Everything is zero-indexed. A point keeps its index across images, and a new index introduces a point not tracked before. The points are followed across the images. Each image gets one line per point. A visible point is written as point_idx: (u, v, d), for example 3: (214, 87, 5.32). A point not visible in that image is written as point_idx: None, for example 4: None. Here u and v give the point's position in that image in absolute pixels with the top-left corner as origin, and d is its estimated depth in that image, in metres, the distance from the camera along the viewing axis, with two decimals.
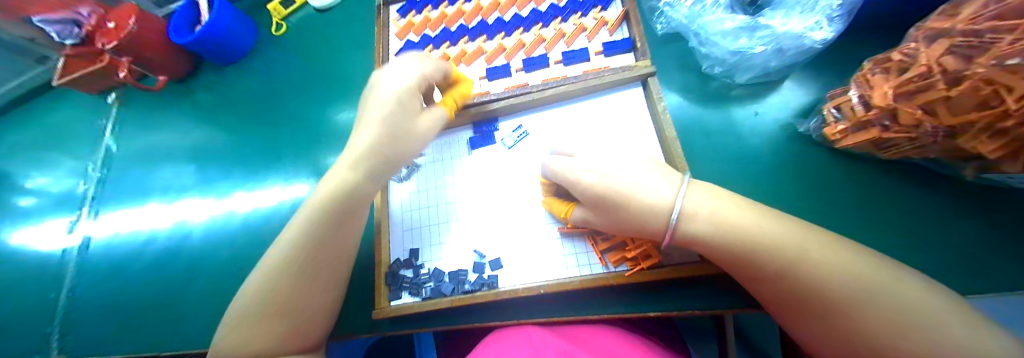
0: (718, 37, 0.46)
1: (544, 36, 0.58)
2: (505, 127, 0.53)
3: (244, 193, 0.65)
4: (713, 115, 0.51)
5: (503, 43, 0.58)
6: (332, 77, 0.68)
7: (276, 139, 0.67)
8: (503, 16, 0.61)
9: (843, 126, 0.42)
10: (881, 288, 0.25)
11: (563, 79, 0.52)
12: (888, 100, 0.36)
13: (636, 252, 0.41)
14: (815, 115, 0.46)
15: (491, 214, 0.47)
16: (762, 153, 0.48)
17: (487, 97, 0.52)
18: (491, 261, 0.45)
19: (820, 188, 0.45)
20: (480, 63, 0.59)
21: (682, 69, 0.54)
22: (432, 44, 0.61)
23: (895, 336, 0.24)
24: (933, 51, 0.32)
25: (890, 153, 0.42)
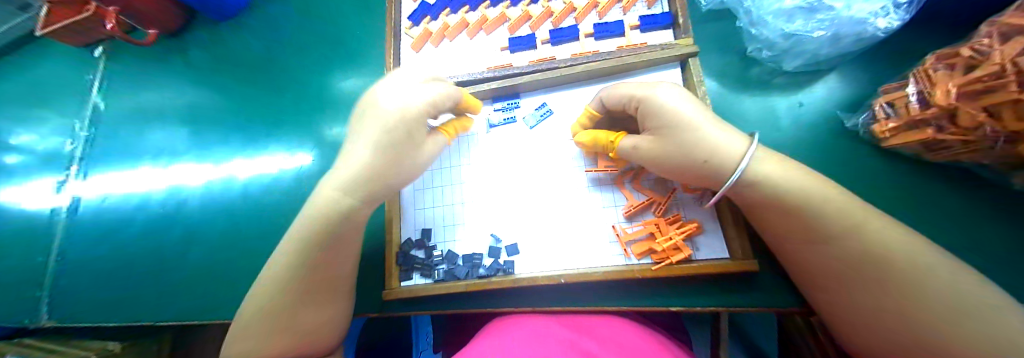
0: (773, 16, 0.41)
1: (574, 6, 0.53)
2: (527, 105, 0.49)
3: (243, 159, 0.64)
4: (751, 103, 0.47)
5: (528, 12, 0.53)
6: (337, 40, 0.64)
7: (278, 105, 0.64)
8: None
9: (893, 124, 0.38)
10: (935, 269, 0.25)
11: (593, 54, 0.49)
12: (949, 99, 0.31)
13: (665, 246, 0.38)
14: (865, 110, 0.42)
15: (509, 197, 0.45)
16: (802, 148, 0.44)
17: (511, 72, 0.49)
18: (507, 246, 0.43)
19: (865, 186, 0.41)
20: (502, 33, 0.55)
21: (721, 50, 0.50)
22: (449, 8, 0.55)
23: (929, 318, 0.24)
24: (1009, 48, 0.27)
25: (941, 156, 0.37)
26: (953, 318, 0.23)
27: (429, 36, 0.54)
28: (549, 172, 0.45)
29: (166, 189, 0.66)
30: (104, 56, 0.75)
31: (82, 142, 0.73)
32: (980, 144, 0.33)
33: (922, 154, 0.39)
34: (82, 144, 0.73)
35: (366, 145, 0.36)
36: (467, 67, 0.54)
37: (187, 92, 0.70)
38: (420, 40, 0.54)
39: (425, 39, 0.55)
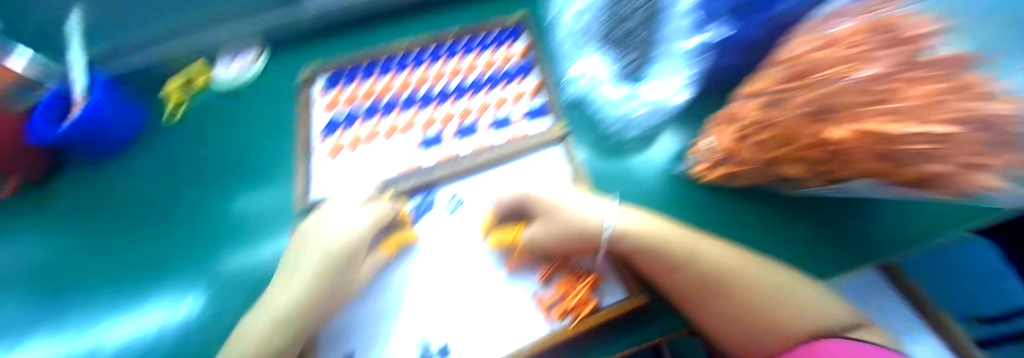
0: (608, 106, 0.54)
1: (471, 106, 0.58)
2: (441, 199, 0.49)
3: (115, 319, 0.56)
4: (614, 167, 0.54)
5: (432, 116, 0.59)
6: (243, 167, 0.66)
7: (185, 242, 0.61)
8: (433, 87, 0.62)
9: (705, 164, 0.48)
10: (759, 273, 0.36)
11: (491, 144, 0.53)
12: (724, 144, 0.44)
13: (575, 302, 0.41)
14: (685, 159, 0.51)
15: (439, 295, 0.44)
16: (656, 198, 0.51)
17: (420, 170, 0.52)
18: (439, 349, 0.41)
19: (723, 214, 0.48)
20: (412, 133, 0.58)
21: (592, 123, 0.56)
22: (363, 120, 0.61)
23: (773, 315, 0.33)
24: (820, 69, 0.33)
25: (742, 182, 0.47)
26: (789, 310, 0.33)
27: (341, 147, 0.59)
28: (466, 258, 0.46)
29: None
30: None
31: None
32: (757, 172, 0.44)
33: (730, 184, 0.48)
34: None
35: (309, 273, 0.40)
36: (377, 174, 0.55)
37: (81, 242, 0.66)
38: (331, 151, 0.58)
39: (341, 150, 0.58)
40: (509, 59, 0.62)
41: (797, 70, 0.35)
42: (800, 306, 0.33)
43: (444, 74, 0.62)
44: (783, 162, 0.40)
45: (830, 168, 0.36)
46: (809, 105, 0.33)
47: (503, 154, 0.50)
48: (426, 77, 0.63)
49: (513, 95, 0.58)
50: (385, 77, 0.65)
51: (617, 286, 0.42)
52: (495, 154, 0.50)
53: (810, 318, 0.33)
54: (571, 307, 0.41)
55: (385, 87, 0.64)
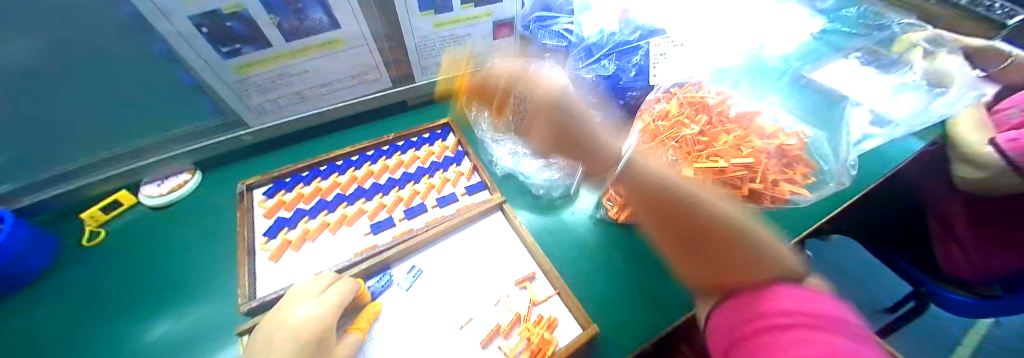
0: (532, 173, 0.66)
1: (418, 189, 0.63)
2: (398, 272, 0.51)
3: None
4: (550, 220, 0.63)
5: (382, 201, 0.60)
6: (155, 283, 0.56)
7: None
8: (379, 179, 0.65)
9: (618, 206, 0.59)
10: (743, 223, 0.38)
11: (440, 218, 0.57)
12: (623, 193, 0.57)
13: (540, 344, 0.43)
14: (601, 206, 0.64)
15: None
16: (590, 239, 0.60)
17: (376, 249, 0.52)
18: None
19: (642, 243, 0.59)
20: (363, 221, 0.58)
21: (520, 192, 0.67)
22: (307, 215, 0.57)
23: (760, 263, 0.34)
24: (672, 125, 0.53)
25: None
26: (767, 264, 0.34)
27: (289, 243, 0.53)
28: (433, 327, 0.45)
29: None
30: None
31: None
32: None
33: (637, 222, 0.60)
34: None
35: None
36: (326, 264, 0.51)
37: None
38: (277, 250, 0.51)
39: (284, 247, 0.52)
40: (445, 148, 0.71)
41: (670, 121, 0.53)
42: (764, 254, 0.35)
43: (389, 167, 0.66)
44: None
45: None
46: (672, 155, 0.50)
47: (450, 226, 0.55)
48: (373, 170, 0.66)
49: (453, 177, 0.65)
50: (330, 174, 0.65)
51: (572, 322, 0.46)
52: (444, 227, 0.55)
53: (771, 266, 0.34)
54: (537, 351, 0.42)
55: (336, 182, 0.63)
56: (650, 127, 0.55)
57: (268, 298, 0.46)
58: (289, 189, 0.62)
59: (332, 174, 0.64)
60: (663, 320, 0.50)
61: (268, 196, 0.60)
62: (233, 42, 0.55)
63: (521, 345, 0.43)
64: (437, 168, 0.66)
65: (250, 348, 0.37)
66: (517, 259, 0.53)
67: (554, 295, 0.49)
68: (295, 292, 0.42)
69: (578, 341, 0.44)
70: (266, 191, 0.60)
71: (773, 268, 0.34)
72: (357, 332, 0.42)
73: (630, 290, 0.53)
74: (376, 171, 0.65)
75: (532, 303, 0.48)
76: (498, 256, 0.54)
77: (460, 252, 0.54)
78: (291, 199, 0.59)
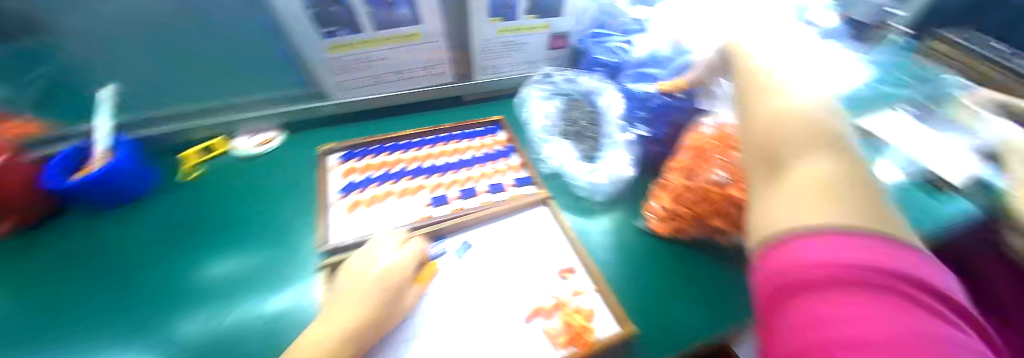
0: (582, 176, 0.69)
1: (472, 175, 0.68)
2: (452, 244, 0.56)
3: None
4: (590, 221, 0.67)
5: (441, 180, 0.66)
6: (247, 214, 0.64)
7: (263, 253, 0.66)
8: (437, 161, 0.70)
9: (656, 218, 0.63)
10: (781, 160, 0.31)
11: (490, 203, 0.62)
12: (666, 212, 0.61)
13: (577, 331, 0.46)
14: (642, 217, 0.66)
15: (465, 333, 0.45)
16: (628, 243, 0.64)
17: (434, 220, 0.57)
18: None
19: (680, 261, 0.61)
20: (423, 194, 0.63)
21: (563, 192, 0.72)
22: (375, 183, 0.63)
23: (851, 203, 0.25)
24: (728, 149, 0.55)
25: (685, 236, 0.62)
26: (837, 199, 0.25)
27: (358, 205, 0.59)
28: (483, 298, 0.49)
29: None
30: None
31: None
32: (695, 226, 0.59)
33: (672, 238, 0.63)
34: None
35: (361, 302, 0.39)
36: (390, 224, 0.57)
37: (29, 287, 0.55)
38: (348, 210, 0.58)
39: (355, 206, 0.59)
40: (497, 142, 0.77)
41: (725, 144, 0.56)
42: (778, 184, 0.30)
43: (446, 152, 0.72)
44: (709, 216, 0.56)
45: (735, 218, 0.54)
46: (720, 176, 0.53)
47: (499, 210, 0.60)
48: (432, 152, 0.71)
49: (503, 169, 0.70)
50: (396, 151, 0.71)
51: (610, 317, 0.49)
52: (494, 210, 0.59)
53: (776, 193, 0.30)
54: (575, 337, 0.46)
55: (400, 159, 0.69)
56: (705, 147, 0.58)
57: (342, 246, 0.52)
58: (360, 157, 0.68)
59: (398, 151, 0.71)
60: (695, 329, 0.52)
61: (343, 161, 0.67)
62: (333, 24, 0.63)
63: (561, 326, 0.47)
64: (490, 159, 0.71)
65: (336, 280, 0.43)
66: (561, 250, 0.57)
67: (593, 290, 0.52)
68: (375, 241, 0.47)
69: (616, 335, 0.46)
70: (341, 156, 0.68)
71: (824, 208, 0.24)
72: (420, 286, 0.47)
73: (661, 294, 0.56)
74: (434, 154, 0.71)
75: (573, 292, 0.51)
76: (543, 246, 0.58)
77: (507, 237, 0.58)
78: (361, 167, 0.66)
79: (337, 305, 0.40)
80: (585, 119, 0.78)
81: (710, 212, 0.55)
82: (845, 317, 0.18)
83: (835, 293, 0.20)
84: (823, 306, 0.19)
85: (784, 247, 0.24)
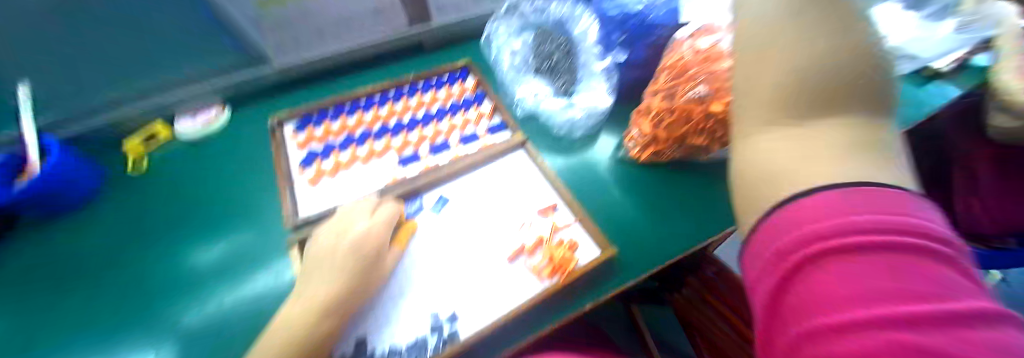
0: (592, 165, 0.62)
1: (441, 129, 0.63)
2: (428, 200, 0.54)
3: None
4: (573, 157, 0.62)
5: (407, 138, 0.61)
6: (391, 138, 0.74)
7: (131, 300, 0.48)
8: (416, 114, 0.65)
9: (637, 149, 0.57)
10: (804, 85, 0.22)
11: (463, 155, 0.58)
12: (649, 129, 0.54)
13: (557, 261, 0.46)
14: None
15: (453, 271, 0.46)
16: None
17: (399, 182, 0.54)
18: (446, 318, 0.42)
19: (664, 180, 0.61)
20: (391, 156, 0.59)
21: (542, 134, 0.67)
22: (339, 149, 0.59)
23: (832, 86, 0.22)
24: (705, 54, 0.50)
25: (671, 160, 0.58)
26: (857, 83, 0.22)
27: (323, 173, 0.56)
28: (469, 247, 0.49)
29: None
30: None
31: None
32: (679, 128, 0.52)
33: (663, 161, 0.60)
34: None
35: (338, 273, 0.40)
36: (363, 186, 0.55)
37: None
38: (313, 177, 0.55)
39: (321, 175, 0.56)
40: (466, 89, 0.69)
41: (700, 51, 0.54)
42: (801, 113, 0.23)
43: (411, 107, 0.66)
44: (689, 136, 0.52)
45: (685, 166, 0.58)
46: (700, 91, 0.49)
47: (476, 160, 0.57)
48: (408, 105, 0.66)
49: (474, 117, 0.64)
50: (355, 116, 0.65)
51: (590, 245, 0.49)
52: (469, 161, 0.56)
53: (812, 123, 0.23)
54: (555, 266, 0.46)
55: (347, 126, 0.63)
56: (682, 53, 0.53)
57: (314, 216, 0.51)
58: (321, 125, 0.64)
59: (358, 112, 0.65)
60: (692, 236, 0.51)
61: (301, 130, 0.62)
62: None
63: (544, 261, 0.47)
64: (457, 108, 0.65)
65: (317, 255, 0.42)
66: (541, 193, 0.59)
67: (574, 223, 0.51)
68: (346, 212, 0.46)
69: (595, 261, 0.47)
70: (298, 126, 0.63)
71: (853, 175, 0.20)
72: (397, 246, 0.46)
73: (649, 211, 0.54)
74: (412, 106, 0.66)
75: (553, 228, 0.50)
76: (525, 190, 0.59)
77: (485, 187, 0.55)
78: (322, 134, 0.62)
79: (320, 281, 0.40)
80: (561, 54, 0.68)
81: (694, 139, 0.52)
82: (868, 294, 0.15)
83: (870, 249, 0.16)
84: (829, 276, 0.17)
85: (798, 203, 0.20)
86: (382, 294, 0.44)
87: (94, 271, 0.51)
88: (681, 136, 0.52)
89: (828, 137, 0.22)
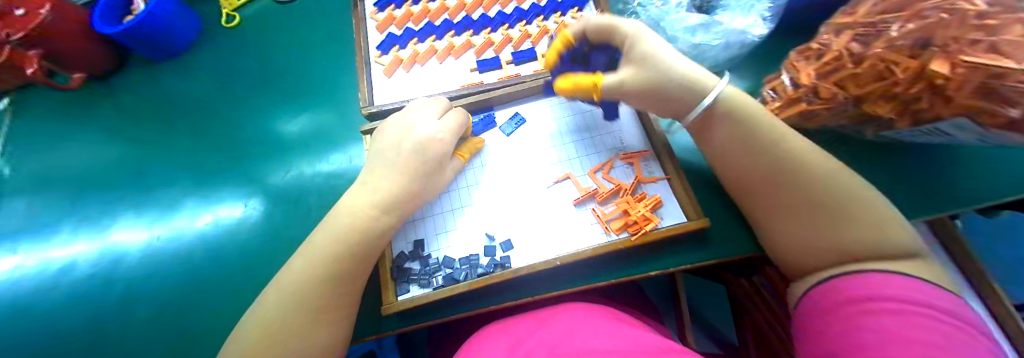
0: None
1: (529, 32, 0.52)
2: (501, 117, 0.47)
3: (193, 204, 0.50)
4: None
5: (490, 37, 0.52)
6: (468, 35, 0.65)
7: (233, 151, 0.53)
8: (503, 9, 0.55)
9: (777, 104, 0.44)
10: (778, 224, 0.33)
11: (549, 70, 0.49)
12: (811, 79, 0.39)
13: (635, 216, 0.39)
14: (759, 96, 0.49)
15: (517, 198, 0.42)
16: None
17: (476, 88, 0.48)
18: (501, 243, 0.40)
19: None
20: (469, 57, 0.52)
21: None
22: (416, 38, 0.52)
23: (829, 207, 0.29)
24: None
25: (814, 125, 0.45)
26: (824, 219, 0.29)
27: (401, 62, 0.50)
28: (537, 176, 0.43)
29: (65, 257, 0.48)
30: (10, 110, 0.55)
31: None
32: (862, 86, 0.35)
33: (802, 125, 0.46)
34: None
35: (400, 171, 0.38)
36: (435, 85, 0.50)
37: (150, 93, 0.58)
38: (391, 65, 0.50)
39: (396, 65, 0.50)
40: None
41: None
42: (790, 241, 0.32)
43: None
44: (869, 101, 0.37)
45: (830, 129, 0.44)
46: None
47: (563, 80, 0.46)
48: None
49: (572, 24, 0.52)
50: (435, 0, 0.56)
51: (677, 209, 0.41)
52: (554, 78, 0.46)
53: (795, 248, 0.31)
54: (631, 221, 0.40)
55: (427, 10, 0.55)
56: None
57: (386, 108, 0.46)
58: (399, 5, 0.56)
59: None
60: None
61: (379, 9, 0.56)
62: None
63: (616, 213, 0.40)
64: (552, 10, 0.53)
65: (381, 151, 0.40)
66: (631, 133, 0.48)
67: (664, 179, 0.43)
68: (413, 109, 0.42)
69: (681, 229, 0.39)
70: (376, 2, 0.56)
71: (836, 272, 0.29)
72: (460, 159, 0.43)
73: None
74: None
75: (638, 179, 0.42)
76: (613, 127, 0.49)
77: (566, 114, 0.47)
78: (401, 16, 0.54)
79: (383, 178, 0.38)
80: None
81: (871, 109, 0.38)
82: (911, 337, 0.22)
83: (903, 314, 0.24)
84: (888, 322, 0.23)
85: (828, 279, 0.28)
86: (440, 204, 0.42)
87: (202, 116, 0.56)
88: (858, 97, 0.36)
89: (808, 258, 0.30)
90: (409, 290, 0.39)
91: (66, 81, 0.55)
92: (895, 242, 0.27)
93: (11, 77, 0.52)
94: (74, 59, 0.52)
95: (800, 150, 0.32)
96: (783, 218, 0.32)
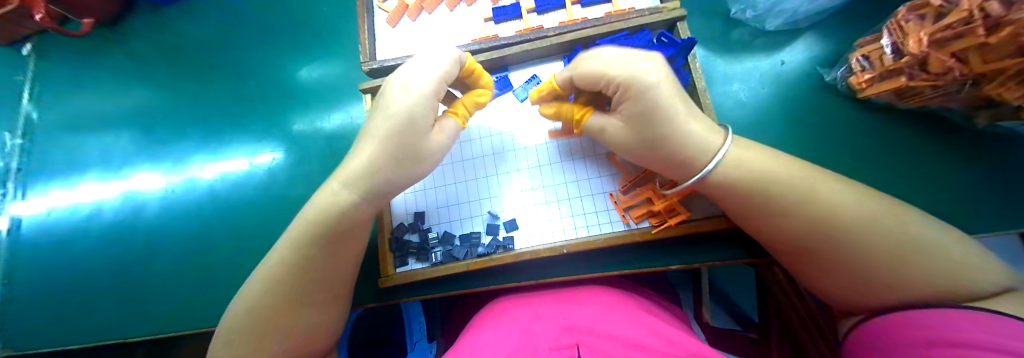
0: (752, 77, 0.43)
1: None
2: (515, 79, 0.41)
3: (205, 159, 0.51)
4: (732, 61, 0.43)
5: None
6: None
7: (237, 103, 0.51)
8: None
9: (868, 75, 0.36)
10: (817, 269, 0.28)
11: (580, 21, 0.41)
12: (921, 47, 0.30)
13: (664, 207, 0.34)
14: (841, 63, 0.39)
15: (527, 176, 0.38)
16: (788, 93, 0.42)
17: (490, 43, 0.41)
18: (505, 223, 0.37)
19: (863, 141, 0.39)
20: (486, 2, 0.45)
21: (703, 11, 0.45)
22: None
23: (891, 265, 0.24)
24: None
25: (910, 103, 0.36)
26: (868, 276, 0.25)
27: (406, 9, 0.44)
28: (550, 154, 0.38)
29: (91, 203, 0.52)
30: (32, 55, 0.56)
31: (16, 150, 0.55)
32: (989, 61, 0.27)
33: (892, 103, 0.37)
34: (17, 154, 0.55)
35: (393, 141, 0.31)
36: (445, 38, 0.44)
37: (149, 39, 0.54)
38: (394, 13, 0.44)
39: (401, 12, 0.44)
40: None
41: None
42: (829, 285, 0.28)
43: None
44: (998, 79, 0.28)
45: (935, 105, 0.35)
46: None
47: (594, 35, 0.38)
48: None
49: None
50: None
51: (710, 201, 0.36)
52: (584, 32, 0.38)
53: (838, 292, 0.27)
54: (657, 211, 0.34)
55: None
56: None
57: (388, 64, 0.41)
58: None
59: None
60: None
61: None
62: None
63: (638, 199, 0.35)
64: None
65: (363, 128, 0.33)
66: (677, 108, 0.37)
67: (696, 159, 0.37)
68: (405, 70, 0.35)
69: (710, 225, 0.34)
70: None
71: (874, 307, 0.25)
72: (455, 118, 0.35)
73: None
74: None
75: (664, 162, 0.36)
76: None
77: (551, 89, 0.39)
78: None
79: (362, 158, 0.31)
80: None
81: (997, 88, 0.29)
82: None
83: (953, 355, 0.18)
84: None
85: (892, 314, 0.23)
86: (441, 176, 0.39)
87: (205, 61, 0.53)
88: (981, 74, 0.29)
89: (851, 301, 0.27)
90: (408, 264, 0.38)
91: (77, 27, 0.54)
92: (967, 275, 0.22)
93: (24, 22, 0.52)
94: (81, 4, 0.50)
95: (828, 207, 0.26)
96: (819, 261, 0.27)
